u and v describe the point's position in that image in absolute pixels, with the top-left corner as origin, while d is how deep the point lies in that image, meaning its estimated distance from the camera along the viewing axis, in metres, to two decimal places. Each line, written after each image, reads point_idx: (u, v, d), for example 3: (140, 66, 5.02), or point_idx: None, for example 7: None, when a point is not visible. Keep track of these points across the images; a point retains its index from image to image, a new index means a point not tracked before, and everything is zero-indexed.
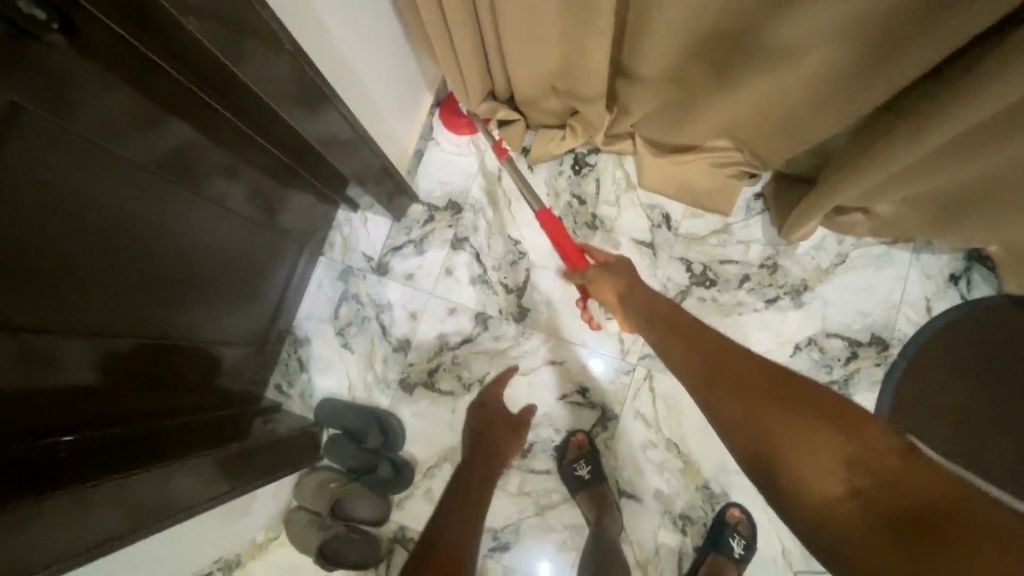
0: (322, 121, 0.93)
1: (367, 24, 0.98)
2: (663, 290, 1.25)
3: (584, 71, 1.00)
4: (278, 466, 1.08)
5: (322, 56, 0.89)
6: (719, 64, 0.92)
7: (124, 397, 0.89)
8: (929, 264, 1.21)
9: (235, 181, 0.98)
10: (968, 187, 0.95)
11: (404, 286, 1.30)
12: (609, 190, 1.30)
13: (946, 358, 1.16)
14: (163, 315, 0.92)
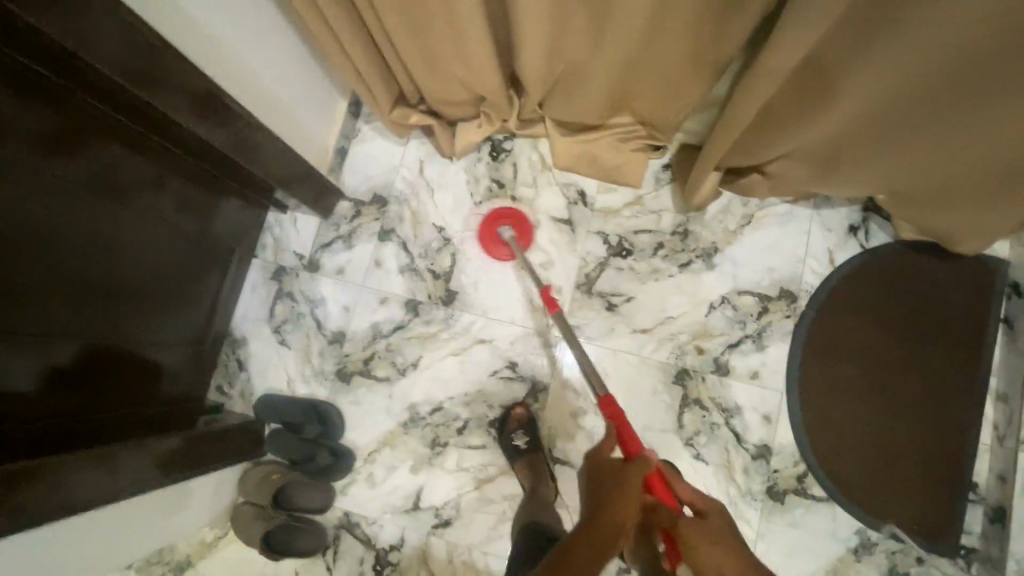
0: (228, 124, 0.99)
1: (254, 27, 1.04)
2: (583, 263, 1.30)
3: (474, 60, 1.06)
4: (217, 457, 1.13)
5: (205, 56, 0.95)
6: (592, 40, 0.98)
7: (61, 395, 0.94)
8: (829, 217, 1.27)
9: (162, 193, 1.03)
10: (837, 137, 1.02)
11: (336, 281, 1.34)
12: (526, 173, 1.35)
13: (848, 304, 1.23)
14: (98, 314, 0.98)
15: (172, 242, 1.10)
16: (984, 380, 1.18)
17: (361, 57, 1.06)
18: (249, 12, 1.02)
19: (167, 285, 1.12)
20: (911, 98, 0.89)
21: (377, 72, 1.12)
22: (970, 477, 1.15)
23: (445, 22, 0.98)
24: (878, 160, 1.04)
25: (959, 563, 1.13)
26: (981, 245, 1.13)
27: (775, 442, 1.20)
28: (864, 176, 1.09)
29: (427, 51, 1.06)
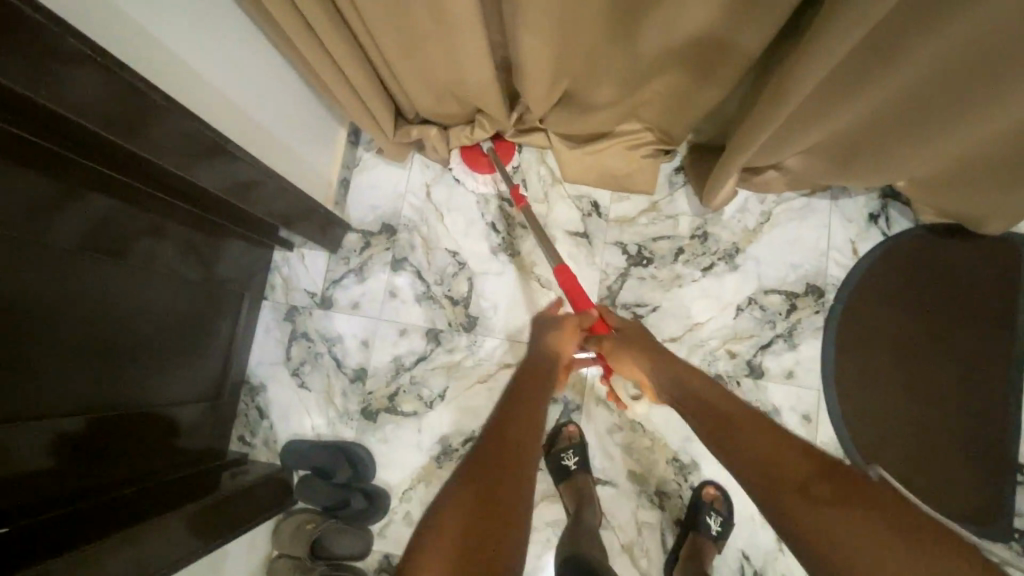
0: (229, 168, 0.95)
1: (247, 66, 1.01)
2: (604, 276, 1.27)
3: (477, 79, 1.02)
4: (250, 514, 1.09)
5: (202, 103, 0.92)
6: (601, 53, 0.95)
7: (79, 470, 0.90)
8: (849, 208, 1.25)
9: (162, 240, 0.99)
10: (860, 128, 1.00)
11: (351, 315, 1.30)
12: (536, 188, 1.32)
13: (878, 294, 1.21)
14: (108, 384, 0.93)
15: (176, 292, 1.05)
16: (1021, 359, 1.16)
17: (357, 78, 1.02)
18: (243, 52, 0.99)
19: (171, 342, 1.06)
20: (941, 90, 0.84)
21: (374, 94, 1.09)
22: (1018, 460, 1.13)
23: (443, 39, 0.94)
24: (904, 151, 0.99)
25: (1018, 549, 1.11)
26: (1007, 224, 1.09)
27: (818, 442, 1.17)
28: (887, 166, 1.05)
29: (424, 64, 1.03)
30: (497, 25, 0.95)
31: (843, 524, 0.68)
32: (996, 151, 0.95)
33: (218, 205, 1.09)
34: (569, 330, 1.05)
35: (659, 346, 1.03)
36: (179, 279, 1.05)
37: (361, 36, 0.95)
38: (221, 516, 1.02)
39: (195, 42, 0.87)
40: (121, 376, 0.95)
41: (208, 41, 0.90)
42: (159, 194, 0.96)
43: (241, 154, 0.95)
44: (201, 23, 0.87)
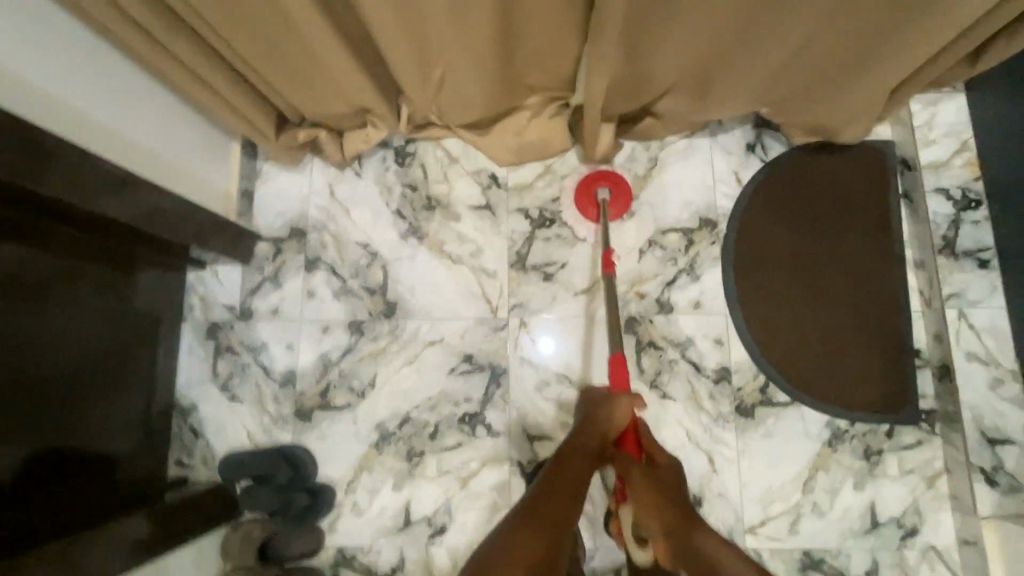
0: (138, 196, 1.02)
1: (138, 95, 1.08)
2: (511, 243, 1.32)
3: (344, 71, 1.07)
4: (201, 518, 1.13)
5: (92, 134, 0.99)
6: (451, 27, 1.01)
7: (29, 498, 0.95)
8: (727, 141, 1.33)
9: (79, 278, 1.05)
10: (702, 70, 1.11)
11: (273, 322, 1.32)
12: (434, 170, 1.37)
13: (766, 215, 1.29)
14: (35, 417, 0.97)
15: (92, 327, 1.08)
16: (900, 253, 1.24)
17: (217, 76, 1.05)
18: (128, 84, 1.06)
19: (84, 370, 1.06)
20: (746, 18, 0.97)
21: (240, 94, 1.12)
22: (911, 345, 1.21)
23: (293, 29, 0.98)
24: (755, 67, 1.08)
25: (925, 428, 1.18)
26: (860, 131, 1.20)
27: (732, 361, 1.23)
28: (743, 87, 1.13)
29: (288, 61, 1.06)
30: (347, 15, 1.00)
31: None
32: (837, 54, 1.04)
33: (130, 237, 1.13)
34: (608, 418, 0.99)
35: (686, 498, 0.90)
36: (98, 310, 1.09)
37: (208, 37, 0.98)
38: (172, 529, 1.06)
39: (45, 65, 0.88)
40: (49, 407, 0.99)
41: (84, 74, 0.96)
42: (65, 230, 1.01)
43: (137, 179, 1.01)
44: (44, 43, 0.88)
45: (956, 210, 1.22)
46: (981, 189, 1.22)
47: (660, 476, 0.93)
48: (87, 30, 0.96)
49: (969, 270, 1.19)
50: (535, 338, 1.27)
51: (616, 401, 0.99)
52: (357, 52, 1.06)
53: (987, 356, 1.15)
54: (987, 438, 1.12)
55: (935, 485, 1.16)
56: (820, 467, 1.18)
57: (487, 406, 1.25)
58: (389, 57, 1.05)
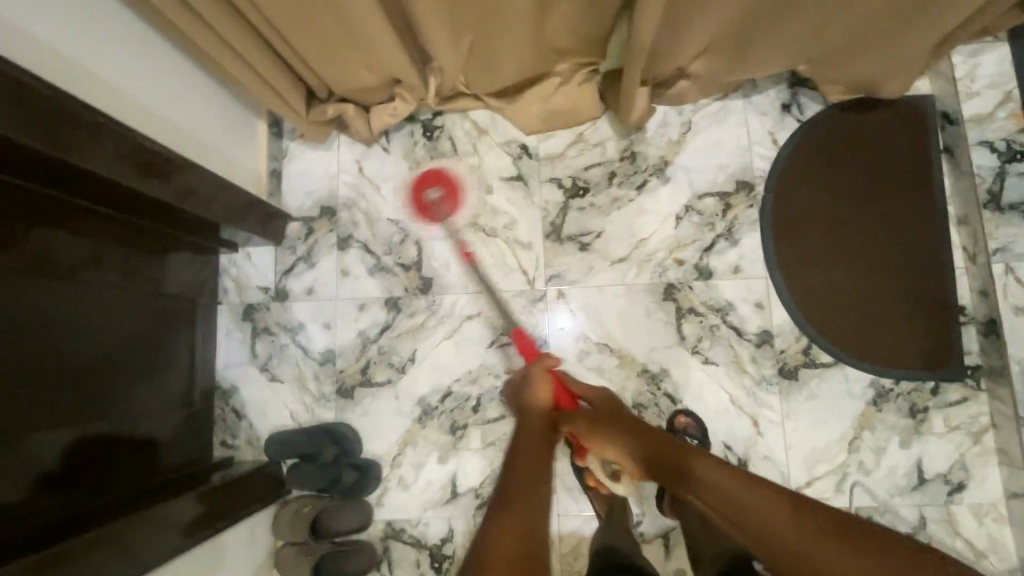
0: (174, 176, 1.01)
1: (170, 74, 1.07)
2: (545, 213, 1.31)
3: (374, 39, 1.05)
4: (249, 497, 1.14)
5: (127, 113, 0.98)
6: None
7: (84, 474, 0.97)
8: (762, 102, 1.31)
9: (117, 260, 1.05)
10: (741, 27, 1.08)
11: (308, 301, 1.31)
12: (463, 143, 1.35)
13: (803, 176, 1.27)
14: (84, 398, 0.98)
15: (124, 310, 1.07)
16: (943, 209, 1.23)
17: (245, 48, 1.03)
18: (160, 63, 1.04)
19: (125, 352, 1.07)
20: None
21: (268, 66, 1.09)
22: (955, 301, 1.20)
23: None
24: (796, 19, 1.04)
25: (970, 383, 1.18)
26: (901, 85, 1.17)
27: (774, 325, 1.22)
28: (781, 42, 1.10)
29: (317, 29, 1.03)
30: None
31: (766, 513, 0.73)
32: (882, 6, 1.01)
33: (160, 217, 1.11)
34: (538, 382, 1.04)
35: (634, 418, 1.00)
36: (127, 293, 1.08)
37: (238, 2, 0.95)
38: (212, 509, 1.05)
39: (78, 41, 0.87)
40: (98, 389, 1.01)
41: (118, 52, 0.95)
42: (104, 212, 1.01)
43: (173, 159, 1.01)
44: (70, 12, 0.86)
45: (1002, 162, 1.19)
46: None
47: (608, 413, 1.01)
48: (121, 9, 0.95)
49: (1015, 223, 1.17)
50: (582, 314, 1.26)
51: (535, 369, 1.05)
52: (387, 17, 1.03)
53: None
54: None
55: (981, 440, 1.16)
56: (866, 427, 1.18)
57: None
58: (421, 24, 1.03)
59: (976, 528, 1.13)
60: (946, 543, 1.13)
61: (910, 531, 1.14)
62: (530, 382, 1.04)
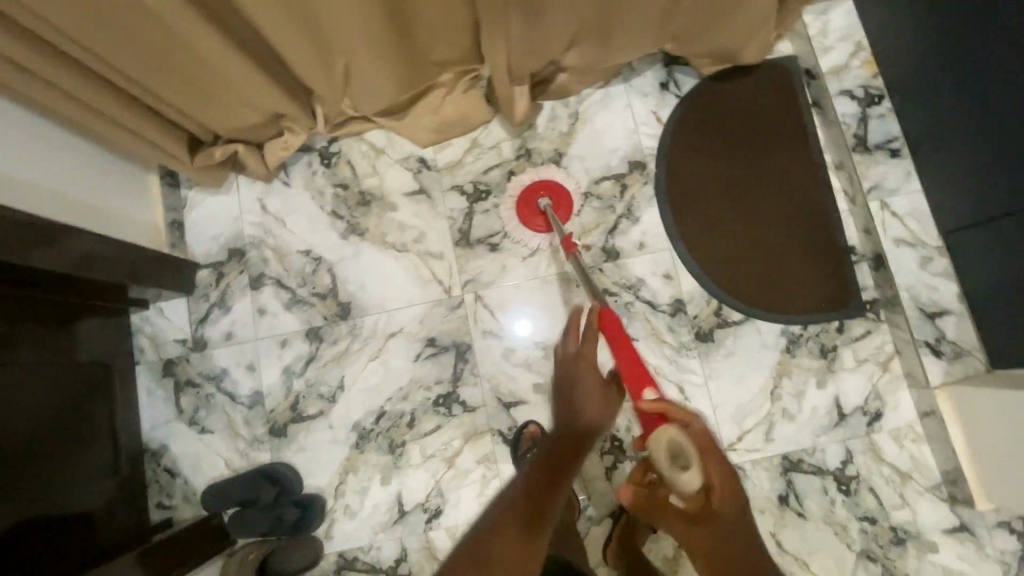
0: (65, 245, 1.02)
1: (51, 143, 1.07)
2: (452, 221, 1.32)
3: (245, 80, 1.06)
4: (186, 551, 1.11)
5: (12, 188, 0.98)
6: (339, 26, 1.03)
7: (26, 553, 0.96)
8: (641, 84, 1.36)
9: (23, 337, 1.04)
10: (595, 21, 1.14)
11: (228, 346, 1.29)
12: (362, 165, 1.36)
13: (690, 147, 1.33)
14: (13, 478, 0.97)
15: (38, 388, 1.05)
16: (820, 158, 1.30)
17: (108, 104, 1.01)
18: (38, 134, 1.04)
19: (50, 426, 1.06)
20: None
21: (143, 122, 1.08)
22: (844, 242, 1.27)
23: (172, 36, 0.94)
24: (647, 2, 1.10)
25: (871, 316, 1.24)
26: (760, 50, 1.24)
27: (684, 292, 1.27)
28: (641, 24, 1.15)
29: (179, 75, 1.03)
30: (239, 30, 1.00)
31: None
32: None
33: (57, 286, 1.10)
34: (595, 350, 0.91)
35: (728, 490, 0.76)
36: (40, 368, 1.06)
37: (86, 60, 0.94)
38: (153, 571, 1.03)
39: None
40: (26, 467, 1.00)
41: None
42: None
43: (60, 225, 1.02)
44: None
45: (862, 107, 1.27)
46: (881, 84, 1.27)
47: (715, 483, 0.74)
48: None
49: (883, 161, 1.24)
50: (516, 318, 1.28)
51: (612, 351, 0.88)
52: (251, 55, 1.04)
53: (913, 238, 1.20)
54: (926, 313, 1.17)
55: (889, 368, 1.22)
56: (783, 374, 1.23)
57: (458, 385, 1.25)
58: (290, 59, 1.05)
59: (897, 453, 1.19)
60: (873, 471, 1.19)
61: (838, 466, 1.19)
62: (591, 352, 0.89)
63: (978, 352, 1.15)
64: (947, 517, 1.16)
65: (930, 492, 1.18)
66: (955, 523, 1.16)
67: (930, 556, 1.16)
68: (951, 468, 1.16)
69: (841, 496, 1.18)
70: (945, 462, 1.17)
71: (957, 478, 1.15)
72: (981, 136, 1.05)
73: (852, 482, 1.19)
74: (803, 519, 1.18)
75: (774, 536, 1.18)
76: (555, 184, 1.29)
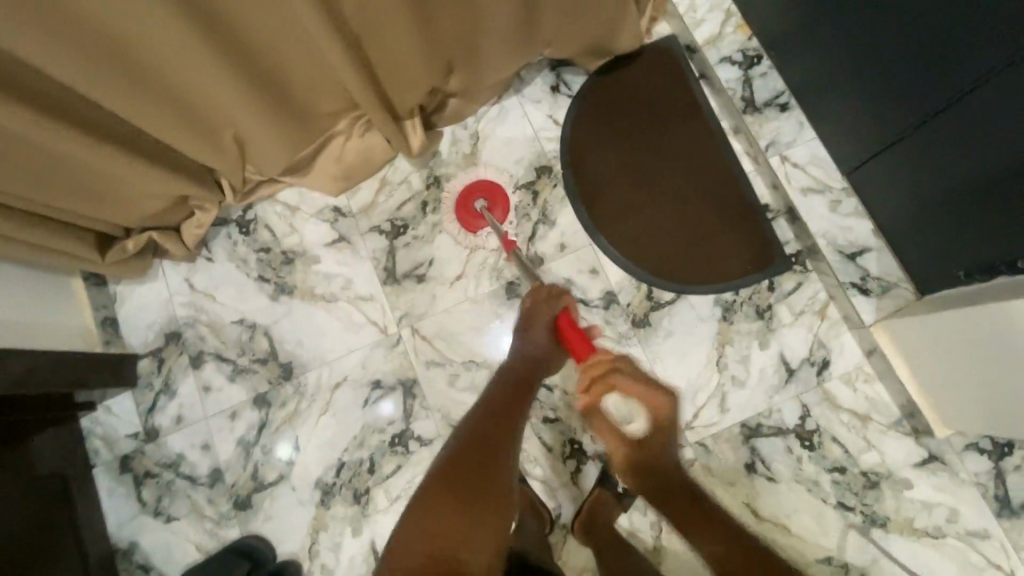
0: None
1: None
2: (376, 262, 1.34)
3: (142, 178, 1.08)
4: None
5: None
6: (219, 108, 1.06)
7: None
8: (532, 92, 1.39)
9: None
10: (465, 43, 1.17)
11: (180, 430, 1.29)
12: (280, 226, 1.38)
13: (590, 141, 1.36)
14: None
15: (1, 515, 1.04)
16: (716, 127, 1.33)
17: (12, 230, 1.01)
18: None
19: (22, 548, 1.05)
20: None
21: (51, 233, 1.08)
22: (757, 202, 1.28)
23: (60, 154, 0.96)
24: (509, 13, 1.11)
25: (799, 269, 1.25)
26: (632, 36, 1.27)
27: (613, 284, 1.28)
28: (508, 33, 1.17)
29: (74, 184, 1.04)
30: (125, 134, 1.02)
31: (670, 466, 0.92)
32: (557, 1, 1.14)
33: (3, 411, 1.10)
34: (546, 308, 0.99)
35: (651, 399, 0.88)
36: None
37: None
38: None
39: None
40: None
41: None
42: None
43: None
44: None
45: (744, 70, 1.29)
46: (757, 45, 1.30)
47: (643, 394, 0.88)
48: None
49: (775, 117, 1.26)
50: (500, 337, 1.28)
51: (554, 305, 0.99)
52: (143, 152, 1.06)
53: (819, 185, 1.22)
54: (846, 256, 1.18)
55: (827, 316, 1.22)
56: (725, 342, 1.23)
57: (410, 421, 1.25)
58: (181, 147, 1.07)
59: (853, 398, 1.19)
60: (832, 421, 1.18)
61: (798, 422, 1.19)
62: (538, 303, 1.00)
63: (905, 283, 1.15)
64: (914, 452, 1.15)
65: (892, 429, 1.17)
66: (924, 456, 1.15)
67: (907, 494, 1.14)
68: (906, 402, 1.15)
69: (807, 452, 1.17)
70: (899, 397, 1.16)
71: (915, 410, 1.14)
72: (854, 75, 1.06)
73: (814, 436, 1.18)
74: (774, 483, 1.17)
75: (749, 506, 1.16)
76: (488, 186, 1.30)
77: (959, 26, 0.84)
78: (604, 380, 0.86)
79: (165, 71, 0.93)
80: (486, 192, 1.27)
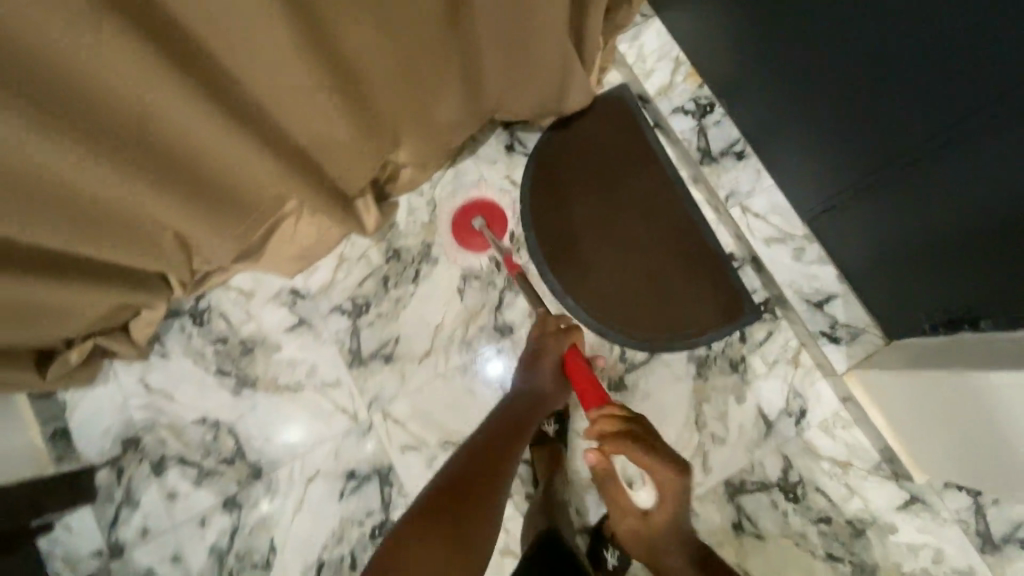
0: None
1: None
2: (341, 345, 1.29)
3: (80, 296, 1.01)
4: None
5: None
6: (152, 220, 0.98)
7: None
8: (487, 153, 1.35)
9: None
10: (411, 117, 1.13)
11: (147, 543, 1.23)
12: (235, 314, 1.31)
13: (550, 199, 1.32)
14: None
15: None
16: (676, 176, 1.31)
17: None
18: None
19: None
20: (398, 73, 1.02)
21: None
22: (722, 252, 1.27)
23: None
24: (441, 74, 1.08)
25: (769, 317, 1.24)
26: (584, 94, 1.24)
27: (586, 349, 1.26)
28: (450, 94, 1.13)
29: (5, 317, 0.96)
30: (58, 264, 0.94)
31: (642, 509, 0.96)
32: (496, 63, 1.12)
33: None
34: (551, 344, 1.08)
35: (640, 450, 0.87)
36: None
37: None
38: None
39: None
40: None
41: None
42: None
43: None
44: None
45: (698, 118, 1.28)
46: (708, 92, 1.29)
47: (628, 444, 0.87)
48: None
49: (732, 166, 1.25)
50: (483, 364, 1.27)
51: (561, 339, 1.08)
52: (78, 275, 0.98)
53: (781, 234, 1.21)
54: (814, 304, 1.18)
55: (800, 363, 1.22)
56: (702, 400, 1.22)
57: (390, 512, 1.21)
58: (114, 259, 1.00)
59: (833, 445, 1.19)
60: (814, 470, 1.18)
61: (781, 475, 1.18)
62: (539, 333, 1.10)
63: (874, 328, 1.15)
64: (896, 494, 1.16)
65: (873, 473, 1.17)
66: (905, 498, 1.15)
67: (892, 538, 1.14)
68: (884, 447, 1.15)
69: (792, 505, 1.17)
70: (877, 441, 1.16)
71: (893, 454, 1.15)
72: (806, 129, 1.05)
73: (798, 488, 1.17)
74: (762, 540, 1.16)
75: (739, 567, 1.15)
76: (488, 205, 1.31)
77: (907, 93, 0.82)
78: (615, 440, 0.88)
79: (89, 198, 0.86)
80: (484, 210, 1.29)
